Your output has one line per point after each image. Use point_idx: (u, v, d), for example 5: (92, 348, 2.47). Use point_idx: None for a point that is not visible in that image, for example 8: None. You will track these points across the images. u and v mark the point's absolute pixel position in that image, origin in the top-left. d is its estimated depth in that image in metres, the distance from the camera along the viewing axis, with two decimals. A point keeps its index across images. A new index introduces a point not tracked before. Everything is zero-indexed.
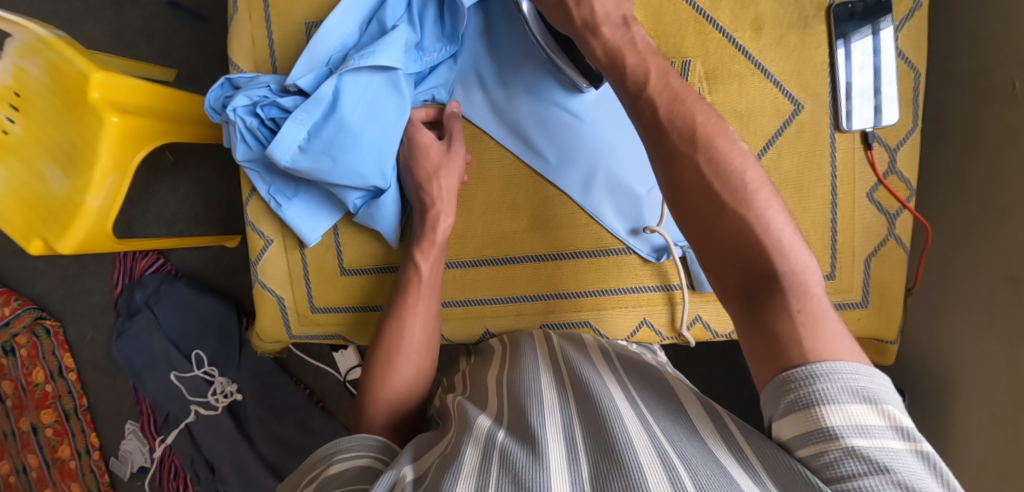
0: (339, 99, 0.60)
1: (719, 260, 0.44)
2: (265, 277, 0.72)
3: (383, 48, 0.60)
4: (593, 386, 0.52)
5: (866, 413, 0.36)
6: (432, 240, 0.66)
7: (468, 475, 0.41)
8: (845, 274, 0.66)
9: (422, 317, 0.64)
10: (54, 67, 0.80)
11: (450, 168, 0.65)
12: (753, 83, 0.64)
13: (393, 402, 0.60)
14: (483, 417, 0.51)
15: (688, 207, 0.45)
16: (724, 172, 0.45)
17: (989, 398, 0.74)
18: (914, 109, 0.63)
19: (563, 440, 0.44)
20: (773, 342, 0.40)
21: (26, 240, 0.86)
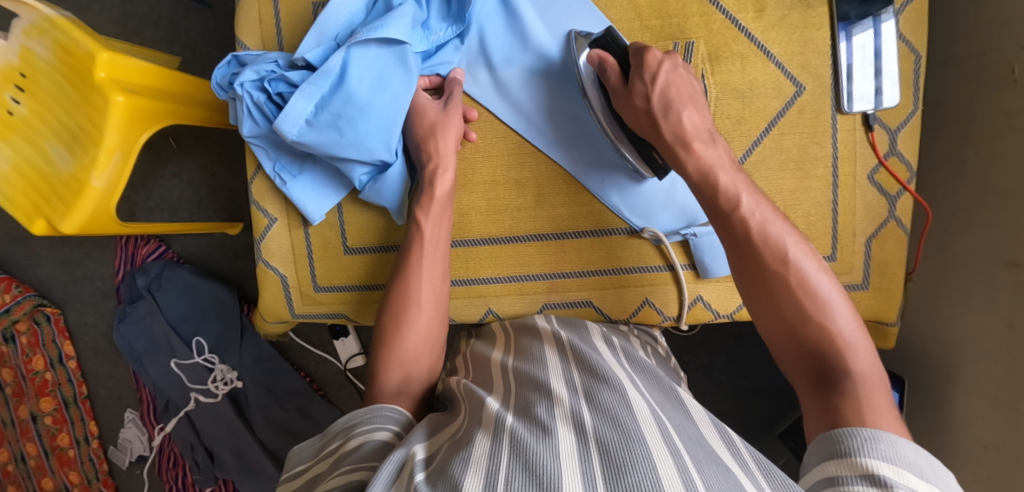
0: (347, 72, 0.61)
1: (793, 347, 0.52)
2: (269, 256, 0.72)
3: (390, 22, 0.61)
4: (602, 370, 0.52)
5: (916, 480, 0.40)
6: (433, 198, 0.66)
7: (479, 460, 0.41)
8: (846, 254, 0.67)
9: (430, 280, 0.64)
10: (61, 46, 0.81)
11: (446, 127, 0.65)
12: (755, 63, 0.64)
13: (405, 365, 0.60)
14: (492, 398, 0.51)
15: (766, 304, 0.54)
16: (804, 283, 0.53)
17: (988, 382, 0.75)
18: (914, 91, 0.64)
19: (572, 423, 0.44)
20: (834, 413, 0.48)
21: (30, 219, 0.88)
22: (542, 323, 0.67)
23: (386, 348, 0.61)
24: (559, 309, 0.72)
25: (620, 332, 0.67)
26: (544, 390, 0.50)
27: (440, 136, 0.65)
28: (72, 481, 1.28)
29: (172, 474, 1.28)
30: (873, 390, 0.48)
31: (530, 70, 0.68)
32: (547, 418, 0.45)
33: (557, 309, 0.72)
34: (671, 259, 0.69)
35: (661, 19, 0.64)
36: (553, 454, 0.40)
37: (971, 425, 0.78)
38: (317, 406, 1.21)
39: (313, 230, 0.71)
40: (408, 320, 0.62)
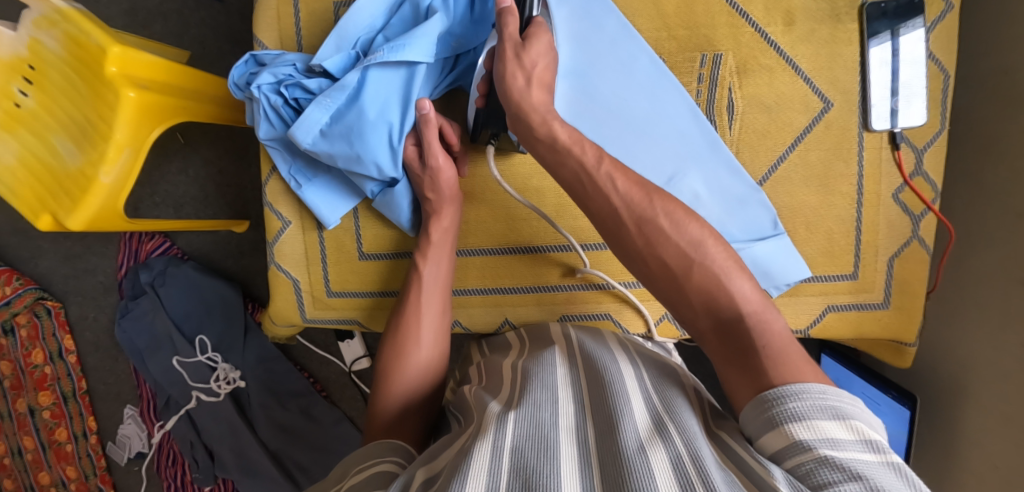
0: (362, 90, 0.60)
1: (688, 309, 0.49)
2: (281, 258, 0.71)
3: (410, 42, 0.58)
4: (609, 378, 0.52)
5: (835, 428, 0.38)
6: (438, 229, 0.65)
7: (480, 467, 0.40)
8: (868, 272, 0.66)
9: (430, 318, 0.65)
10: (72, 39, 0.79)
11: (434, 179, 0.63)
12: (782, 78, 0.63)
13: (407, 396, 0.60)
14: (493, 404, 0.52)
15: (650, 269, 0.51)
16: (674, 235, 0.50)
17: (999, 403, 0.74)
18: (942, 110, 0.63)
19: (575, 442, 0.44)
20: (751, 368, 0.44)
21: (36, 214, 0.86)
22: (556, 327, 0.67)
23: (387, 381, 0.61)
24: (577, 320, 0.71)
25: (637, 343, 0.65)
26: (549, 399, 0.50)
27: (435, 189, 0.63)
28: (69, 476, 1.26)
29: (170, 471, 1.26)
30: (771, 334, 0.45)
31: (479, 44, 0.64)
32: (549, 428, 0.45)
33: (575, 321, 0.71)
34: (633, 302, 0.69)
35: (689, 29, 0.63)
36: (551, 464, 0.40)
37: (981, 445, 0.77)
38: (319, 407, 1.20)
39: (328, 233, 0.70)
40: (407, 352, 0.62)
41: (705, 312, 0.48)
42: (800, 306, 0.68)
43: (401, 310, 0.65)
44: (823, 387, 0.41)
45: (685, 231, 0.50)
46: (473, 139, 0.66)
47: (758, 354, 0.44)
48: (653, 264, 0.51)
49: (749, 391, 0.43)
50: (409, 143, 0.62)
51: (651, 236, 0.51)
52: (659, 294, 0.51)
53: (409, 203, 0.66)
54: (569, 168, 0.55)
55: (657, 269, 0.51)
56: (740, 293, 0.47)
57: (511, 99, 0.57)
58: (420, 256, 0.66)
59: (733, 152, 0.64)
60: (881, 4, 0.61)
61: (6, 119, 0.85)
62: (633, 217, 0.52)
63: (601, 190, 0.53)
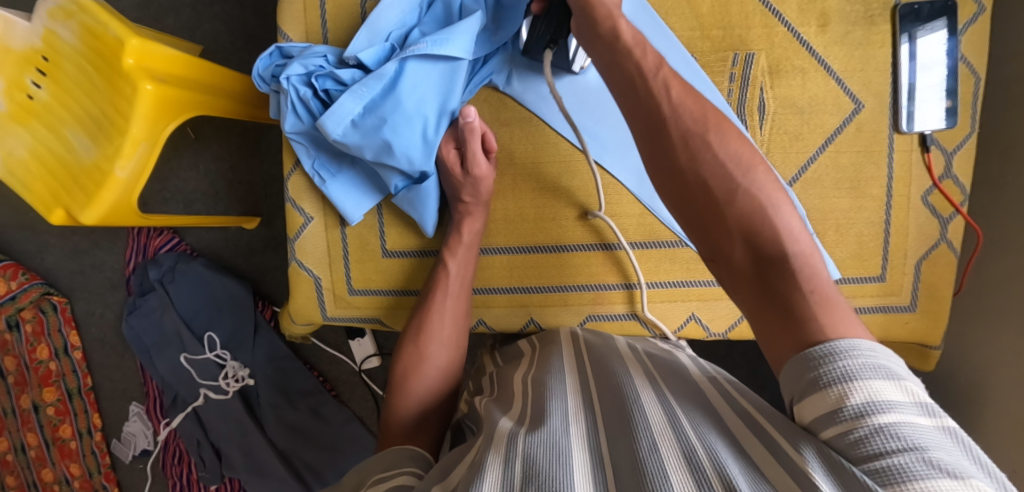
0: (399, 81, 0.59)
1: (725, 239, 0.48)
2: (303, 256, 0.70)
3: (452, 37, 0.58)
4: (622, 383, 0.52)
5: (889, 389, 0.37)
6: (458, 241, 0.65)
7: (493, 481, 0.41)
8: (896, 275, 0.66)
9: (450, 319, 0.65)
10: (87, 30, 0.78)
11: (472, 185, 0.63)
12: (815, 79, 0.63)
13: (422, 399, 0.62)
14: (505, 419, 0.52)
15: (688, 194, 0.49)
16: (719, 155, 0.49)
17: (1020, 408, 0.74)
18: (973, 113, 0.62)
19: (587, 446, 0.45)
20: (788, 317, 0.44)
21: (49, 209, 0.85)
22: (568, 332, 0.68)
23: (401, 385, 0.63)
24: (603, 321, 0.70)
25: (650, 345, 0.65)
26: (559, 406, 0.50)
27: (473, 193, 0.64)
28: (72, 474, 1.25)
29: (176, 470, 1.25)
30: (815, 276, 0.44)
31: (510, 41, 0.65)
32: (561, 434, 0.45)
33: (601, 322, 0.70)
34: (638, 304, 0.69)
35: (723, 29, 0.63)
36: (564, 469, 0.40)
37: (1000, 450, 0.77)
38: (328, 406, 1.19)
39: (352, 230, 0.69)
40: (429, 355, 0.63)
41: (745, 247, 0.47)
42: None
43: (417, 315, 0.66)
44: (867, 342, 0.41)
45: (732, 156, 0.48)
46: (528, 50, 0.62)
47: (801, 298, 0.43)
48: (693, 184, 0.49)
49: (790, 345, 0.43)
50: (451, 148, 0.63)
51: (694, 153, 0.49)
52: (692, 221, 0.49)
53: (431, 207, 0.66)
54: (630, 70, 0.52)
55: (696, 190, 0.49)
56: (786, 227, 0.46)
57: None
58: (446, 255, 0.66)
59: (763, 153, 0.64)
60: (915, 6, 0.60)
61: (20, 112, 0.84)
62: (677, 131, 0.50)
63: (655, 98, 0.51)
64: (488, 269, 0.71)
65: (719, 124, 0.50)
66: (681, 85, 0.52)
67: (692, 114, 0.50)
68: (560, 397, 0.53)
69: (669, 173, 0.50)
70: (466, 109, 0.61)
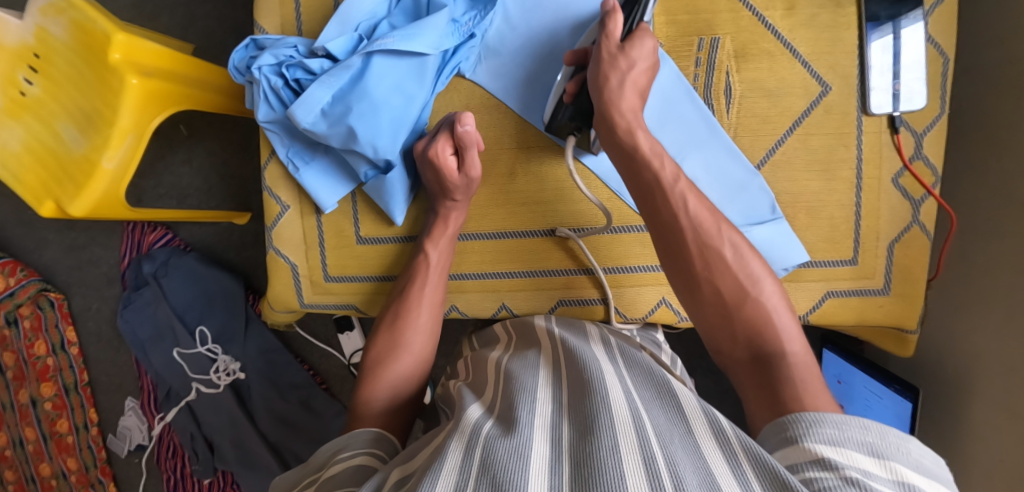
0: (366, 72, 0.58)
1: (732, 342, 0.52)
2: (280, 243, 0.71)
3: (418, 32, 0.58)
4: (591, 374, 0.52)
5: (868, 462, 0.38)
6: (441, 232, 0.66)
7: (449, 476, 0.41)
8: (869, 258, 0.66)
9: (428, 307, 0.66)
10: (77, 26, 0.80)
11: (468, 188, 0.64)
12: (782, 62, 0.63)
13: (394, 376, 0.62)
14: (475, 405, 0.54)
15: (702, 297, 0.54)
16: (733, 267, 0.54)
17: (1006, 394, 0.74)
18: (942, 94, 0.62)
19: (548, 440, 0.45)
20: (774, 398, 0.46)
21: (39, 201, 0.87)
22: (540, 322, 0.68)
23: (373, 368, 0.63)
24: (574, 306, 0.70)
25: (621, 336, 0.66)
26: (527, 399, 0.51)
27: (463, 193, 0.65)
28: (69, 468, 1.27)
29: (170, 463, 1.27)
30: (808, 371, 0.48)
31: (489, 38, 0.65)
32: (523, 425, 0.46)
33: (572, 307, 0.71)
34: (604, 289, 0.69)
35: (690, 13, 0.63)
36: (522, 460, 0.41)
37: (986, 437, 0.77)
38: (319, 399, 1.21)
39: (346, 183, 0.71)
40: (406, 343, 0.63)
41: (746, 344, 0.51)
42: (800, 292, 0.67)
43: (396, 303, 0.66)
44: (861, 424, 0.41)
45: (746, 266, 0.53)
46: (547, 128, 0.64)
47: (790, 386, 0.46)
48: (708, 292, 0.54)
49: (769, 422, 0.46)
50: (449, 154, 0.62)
51: (709, 264, 0.54)
52: (705, 320, 0.54)
53: (401, 196, 0.66)
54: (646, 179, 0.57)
55: (711, 297, 0.54)
56: (785, 332, 0.50)
57: (601, 95, 0.58)
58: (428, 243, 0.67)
59: (731, 138, 0.64)
60: None
61: (13, 106, 0.86)
62: (696, 243, 0.55)
63: (672, 208, 0.56)
64: (462, 256, 0.71)
65: (736, 238, 0.55)
66: (696, 199, 0.56)
67: (707, 226, 0.55)
68: (531, 389, 0.53)
69: (688, 279, 0.55)
70: (463, 116, 0.61)
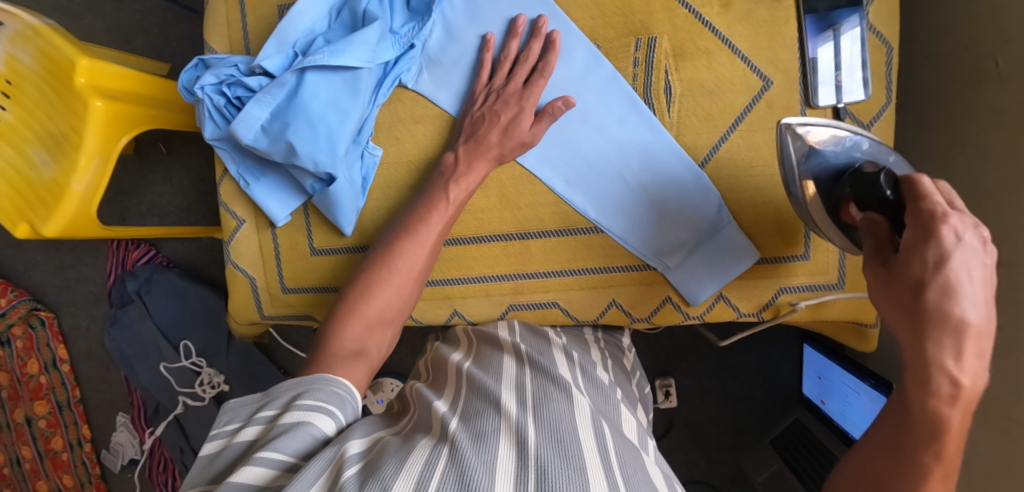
0: (302, 87, 0.59)
1: None
2: (237, 257, 0.72)
3: (350, 47, 0.58)
4: (558, 395, 0.54)
5: None
6: (448, 199, 0.64)
7: (411, 473, 0.43)
8: (820, 253, 0.64)
9: (426, 249, 0.64)
10: (43, 54, 0.83)
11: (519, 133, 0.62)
12: (721, 59, 0.63)
13: (372, 319, 0.62)
14: (439, 403, 0.55)
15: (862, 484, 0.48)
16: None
17: (980, 387, 0.72)
18: (888, 84, 0.62)
19: (513, 447, 0.46)
20: None
21: (14, 223, 0.89)
22: (504, 335, 0.68)
23: (352, 309, 0.62)
24: (524, 310, 0.71)
25: (578, 344, 0.67)
26: (491, 404, 0.53)
27: (512, 140, 0.62)
28: (65, 484, 1.30)
29: (162, 478, 1.29)
30: None
31: (431, 47, 0.65)
32: (490, 434, 0.48)
33: (524, 311, 0.71)
34: (555, 292, 0.69)
35: (624, 15, 0.63)
36: (487, 472, 0.43)
37: None
38: None
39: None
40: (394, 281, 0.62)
41: None
42: (752, 289, 0.67)
43: (394, 236, 0.64)
44: None
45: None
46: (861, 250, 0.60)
47: None
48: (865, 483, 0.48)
49: None
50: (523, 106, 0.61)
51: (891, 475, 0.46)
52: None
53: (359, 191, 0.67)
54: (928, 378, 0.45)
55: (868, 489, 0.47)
56: None
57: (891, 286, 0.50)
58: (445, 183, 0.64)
59: (672, 136, 0.64)
60: None
61: None
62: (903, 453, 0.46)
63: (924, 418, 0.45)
64: None
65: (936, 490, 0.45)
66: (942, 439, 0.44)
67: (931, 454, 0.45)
68: (494, 392, 0.55)
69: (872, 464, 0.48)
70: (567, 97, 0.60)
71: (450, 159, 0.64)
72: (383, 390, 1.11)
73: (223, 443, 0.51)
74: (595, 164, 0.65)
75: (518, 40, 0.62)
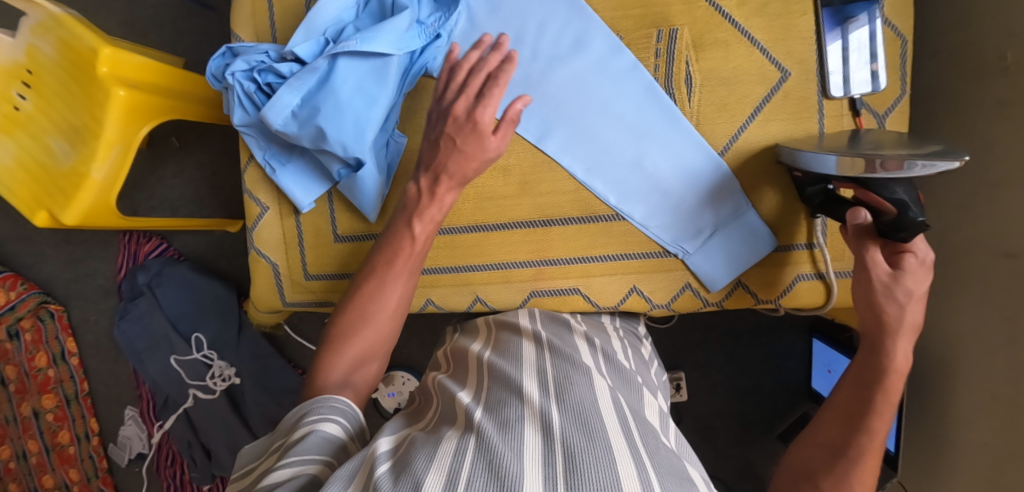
0: (334, 72, 0.60)
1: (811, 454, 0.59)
2: (260, 244, 0.73)
3: (382, 34, 0.60)
4: (579, 379, 0.56)
5: None
6: (430, 217, 0.64)
7: (441, 462, 0.44)
8: (836, 241, 0.66)
9: (399, 280, 0.64)
10: (64, 44, 0.83)
11: (477, 136, 0.61)
12: (739, 50, 0.64)
13: (357, 356, 0.62)
14: (463, 394, 0.57)
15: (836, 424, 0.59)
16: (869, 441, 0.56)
17: (988, 376, 0.74)
18: (902, 75, 0.64)
19: (539, 431, 0.47)
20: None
21: (32, 211, 0.90)
22: (525, 322, 0.69)
23: (335, 347, 0.62)
24: (546, 297, 0.72)
25: (597, 332, 0.69)
26: (515, 392, 0.54)
27: (473, 155, 0.62)
28: (72, 478, 1.29)
29: (170, 471, 1.29)
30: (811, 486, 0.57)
31: (456, 36, 0.67)
32: (516, 420, 0.49)
33: (545, 298, 0.72)
34: (576, 279, 0.70)
35: (643, 7, 0.65)
36: (516, 456, 0.44)
37: (971, 421, 0.78)
38: None
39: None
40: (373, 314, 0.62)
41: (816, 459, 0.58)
42: (770, 277, 0.68)
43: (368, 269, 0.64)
44: None
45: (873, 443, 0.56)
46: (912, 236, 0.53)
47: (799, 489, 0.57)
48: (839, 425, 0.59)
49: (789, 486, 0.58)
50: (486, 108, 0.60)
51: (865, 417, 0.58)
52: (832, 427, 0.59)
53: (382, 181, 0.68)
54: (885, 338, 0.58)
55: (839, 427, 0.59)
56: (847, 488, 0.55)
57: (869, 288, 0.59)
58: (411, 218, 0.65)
59: (693, 126, 0.65)
60: None
61: (6, 122, 0.89)
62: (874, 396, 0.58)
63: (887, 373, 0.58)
64: (436, 251, 0.73)
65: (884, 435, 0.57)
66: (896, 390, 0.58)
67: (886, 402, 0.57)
68: (517, 379, 0.56)
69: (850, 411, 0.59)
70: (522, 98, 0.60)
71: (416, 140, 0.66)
72: (394, 383, 1.12)
73: (246, 480, 0.52)
74: (616, 153, 0.67)
75: (481, 51, 0.62)
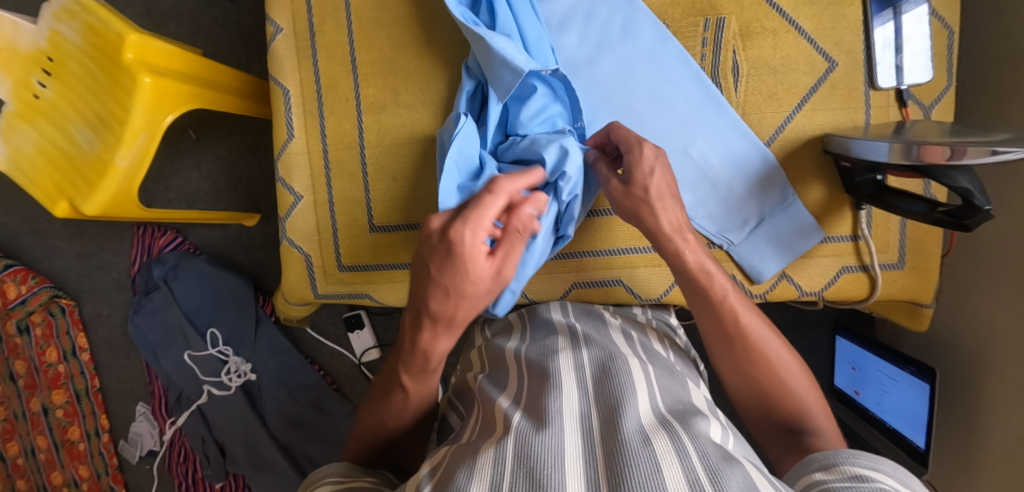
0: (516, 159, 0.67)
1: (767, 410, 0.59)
2: (293, 233, 0.77)
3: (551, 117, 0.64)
4: (615, 370, 0.53)
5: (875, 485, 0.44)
6: (422, 368, 0.57)
7: (481, 470, 0.43)
8: (881, 232, 0.66)
9: (404, 405, 0.62)
10: (90, 29, 0.82)
11: (444, 296, 0.49)
12: (787, 39, 0.64)
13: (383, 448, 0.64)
14: (501, 398, 0.55)
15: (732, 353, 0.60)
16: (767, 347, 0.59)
17: (1020, 370, 0.74)
18: (949, 66, 0.63)
19: (579, 433, 0.46)
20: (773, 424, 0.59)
21: (52, 201, 0.88)
22: (558, 316, 0.68)
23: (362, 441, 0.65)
24: (588, 289, 0.75)
25: (636, 325, 0.69)
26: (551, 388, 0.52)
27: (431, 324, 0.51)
28: (81, 476, 1.27)
29: (182, 469, 1.27)
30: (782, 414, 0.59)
31: None
32: (554, 419, 0.47)
33: (587, 289, 0.75)
34: (620, 270, 0.74)
35: None
36: (555, 458, 0.43)
37: (1005, 417, 0.77)
38: (330, 400, 1.21)
39: (354, 135, 0.74)
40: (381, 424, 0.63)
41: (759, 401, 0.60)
42: (814, 270, 0.68)
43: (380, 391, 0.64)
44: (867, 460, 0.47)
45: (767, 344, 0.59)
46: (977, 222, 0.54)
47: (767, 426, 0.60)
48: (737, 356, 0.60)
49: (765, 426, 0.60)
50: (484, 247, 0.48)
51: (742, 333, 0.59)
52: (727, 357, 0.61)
53: None
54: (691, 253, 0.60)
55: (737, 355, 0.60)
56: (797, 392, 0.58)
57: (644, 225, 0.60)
58: (404, 377, 0.59)
59: (738, 115, 0.66)
60: None
61: (27, 109, 0.87)
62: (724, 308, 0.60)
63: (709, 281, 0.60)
64: None
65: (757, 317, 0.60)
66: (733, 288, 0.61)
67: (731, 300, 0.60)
68: (552, 375, 0.54)
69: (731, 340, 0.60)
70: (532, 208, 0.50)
71: (432, 229, 0.49)
72: None
73: None
74: (662, 142, 0.67)
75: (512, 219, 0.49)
